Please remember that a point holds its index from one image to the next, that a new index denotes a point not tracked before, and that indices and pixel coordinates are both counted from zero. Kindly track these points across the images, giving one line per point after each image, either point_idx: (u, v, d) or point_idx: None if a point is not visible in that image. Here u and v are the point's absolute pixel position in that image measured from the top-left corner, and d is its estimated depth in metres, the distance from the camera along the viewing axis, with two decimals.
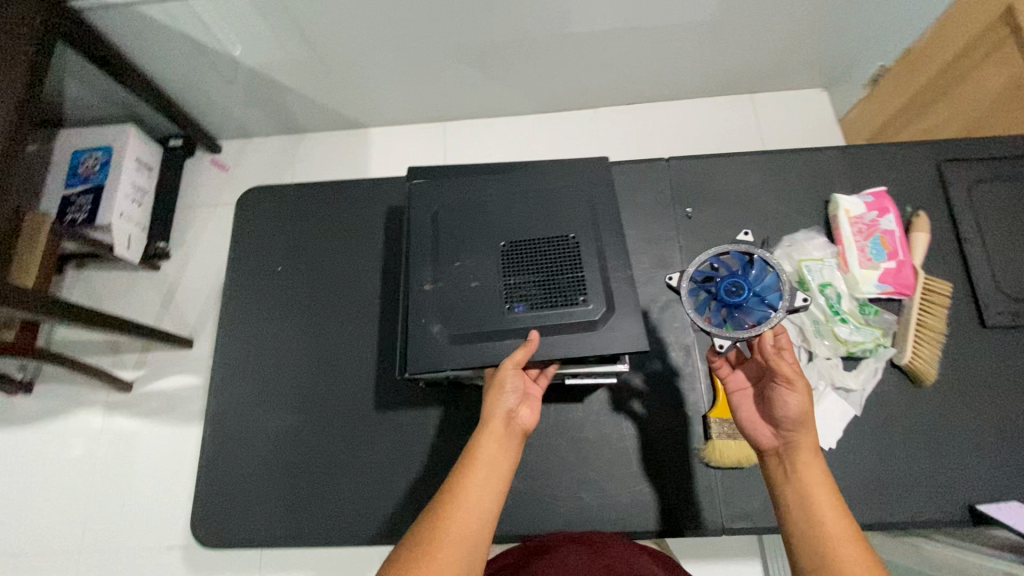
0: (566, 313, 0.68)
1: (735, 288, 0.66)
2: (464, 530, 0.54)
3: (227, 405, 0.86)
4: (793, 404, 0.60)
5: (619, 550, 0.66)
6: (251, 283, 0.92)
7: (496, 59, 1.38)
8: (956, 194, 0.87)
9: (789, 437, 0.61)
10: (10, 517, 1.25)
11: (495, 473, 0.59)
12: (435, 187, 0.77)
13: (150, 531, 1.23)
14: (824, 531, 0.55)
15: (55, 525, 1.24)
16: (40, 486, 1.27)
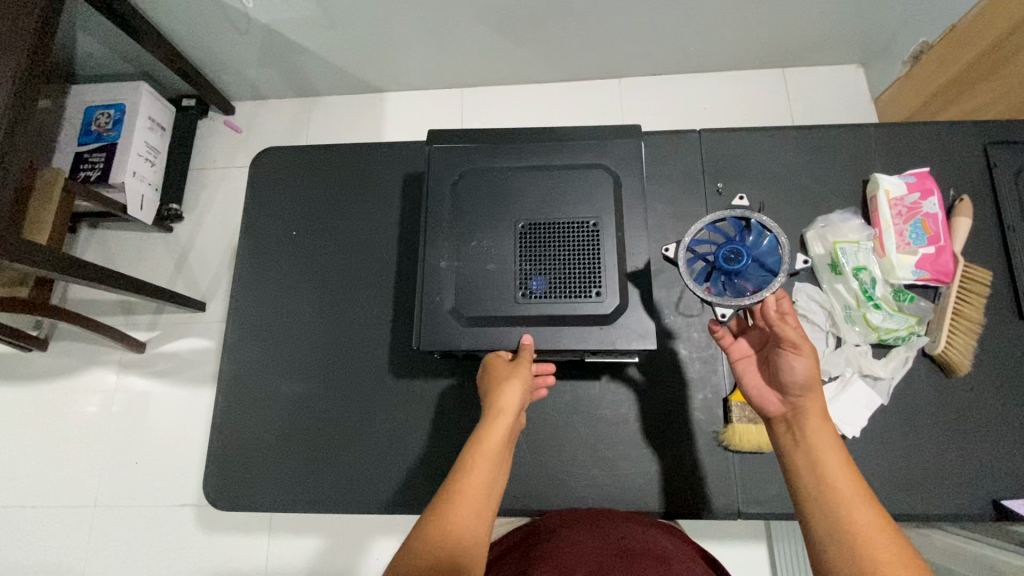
0: (578, 305, 0.67)
1: (734, 254, 0.64)
2: (472, 513, 0.53)
3: (239, 370, 0.86)
4: (800, 368, 0.56)
5: (630, 526, 0.65)
6: (264, 248, 0.90)
7: (520, 22, 1.32)
8: (1003, 179, 0.83)
9: (797, 402, 0.57)
10: (26, 470, 1.28)
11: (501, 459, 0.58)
12: (455, 153, 0.74)
13: (163, 490, 1.24)
14: (835, 497, 0.52)
15: (70, 479, 1.27)
16: (55, 441, 1.29)
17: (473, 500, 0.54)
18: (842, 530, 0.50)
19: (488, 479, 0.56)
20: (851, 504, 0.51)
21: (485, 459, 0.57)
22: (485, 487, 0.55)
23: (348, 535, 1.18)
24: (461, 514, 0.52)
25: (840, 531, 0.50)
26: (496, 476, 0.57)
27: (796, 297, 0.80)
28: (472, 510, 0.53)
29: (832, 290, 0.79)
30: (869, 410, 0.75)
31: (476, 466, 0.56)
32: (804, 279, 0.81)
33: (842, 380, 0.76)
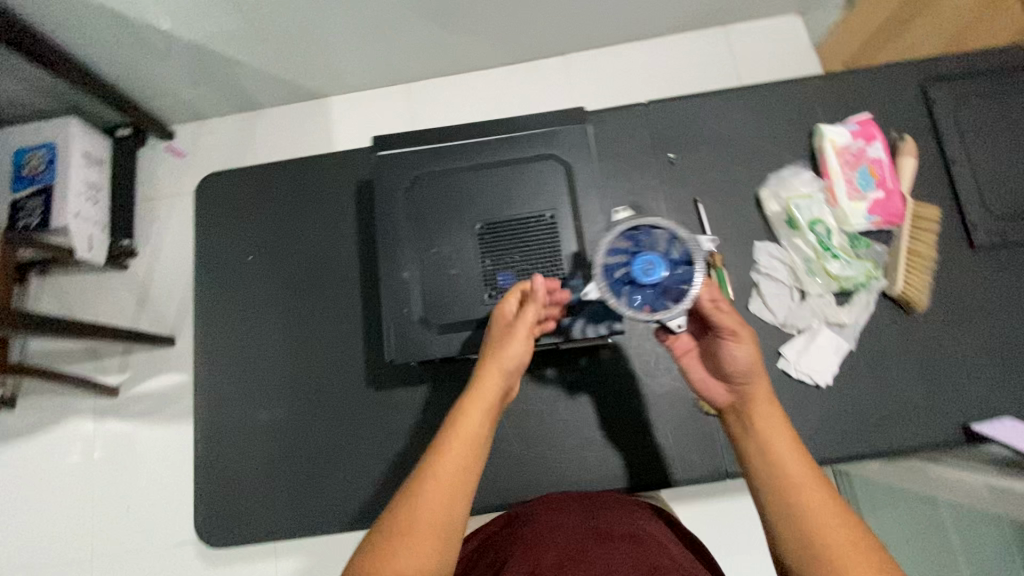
0: None
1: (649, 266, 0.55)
2: (450, 503, 0.47)
3: (215, 405, 0.84)
4: (739, 353, 0.52)
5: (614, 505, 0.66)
6: (224, 278, 0.88)
7: (457, 10, 1.29)
8: (942, 115, 0.85)
9: (743, 389, 0.52)
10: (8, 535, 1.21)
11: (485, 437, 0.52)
12: (403, 158, 0.72)
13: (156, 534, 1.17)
14: (793, 492, 0.45)
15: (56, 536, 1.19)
16: (30, 501, 1.20)
17: (448, 485, 0.48)
18: (795, 521, 0.45)
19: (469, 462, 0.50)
20: (803, 490, 0.46)
21: (465, 439, 0.51)
22: (464, 469, 0.49)
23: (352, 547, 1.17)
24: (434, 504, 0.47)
25: (795, 518, 0.45)
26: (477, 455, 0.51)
27: (758, 257, 0.82)
28: (448, 496, 0.47)
29: (791, 245, 0.81)
30: (837, 358, 0.78)
31: (453, 448, 0.50)
32: (763, 238, 0.83)
33: (809, 332, 0.79)
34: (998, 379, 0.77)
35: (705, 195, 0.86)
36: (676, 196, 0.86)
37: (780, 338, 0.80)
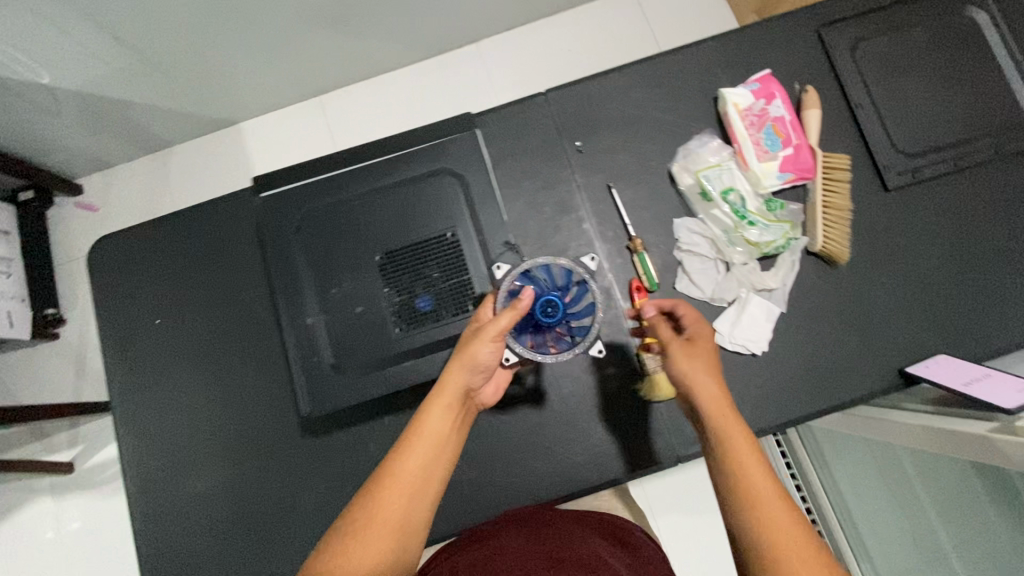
0: (459, 322, 0.64)
1: (550, 305, 0.60)
2: (404, 501, 0.51)
3: (149, 481, 0.79)
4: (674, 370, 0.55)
5: (560, 525, 0.67)
6: (133, 346, 0.83)
7: (350, 16, 1.23)
8: (840, 58, 0.83)
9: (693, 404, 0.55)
10: None
11: (444, 441, 0.56)
12: (289, 196, 0.68)
13: None
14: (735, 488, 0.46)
15: None
16: None
17: (402, 487, 0.52)
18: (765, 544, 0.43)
19: (425, 464, 0.54)
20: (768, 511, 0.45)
21: (424, 443, 0.55)
22: (418, 473, 0.53)
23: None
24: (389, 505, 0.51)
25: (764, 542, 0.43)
26: (436, 459, 0.54)
27: (679, 234, 0.80)
28: (402, 498, 0.51)
29: (709, 217, 0.79)
30: (768, 324, 0.77)
31: (410, 450, 0.54)
32: (682, 214, 0.81)
33: (739, 301, 0.78)
34: (925, 317, 0.78)
35: (618, 179, 0.83)
36: (589, 185, 0.84)
37: (712, 313, 0.79)
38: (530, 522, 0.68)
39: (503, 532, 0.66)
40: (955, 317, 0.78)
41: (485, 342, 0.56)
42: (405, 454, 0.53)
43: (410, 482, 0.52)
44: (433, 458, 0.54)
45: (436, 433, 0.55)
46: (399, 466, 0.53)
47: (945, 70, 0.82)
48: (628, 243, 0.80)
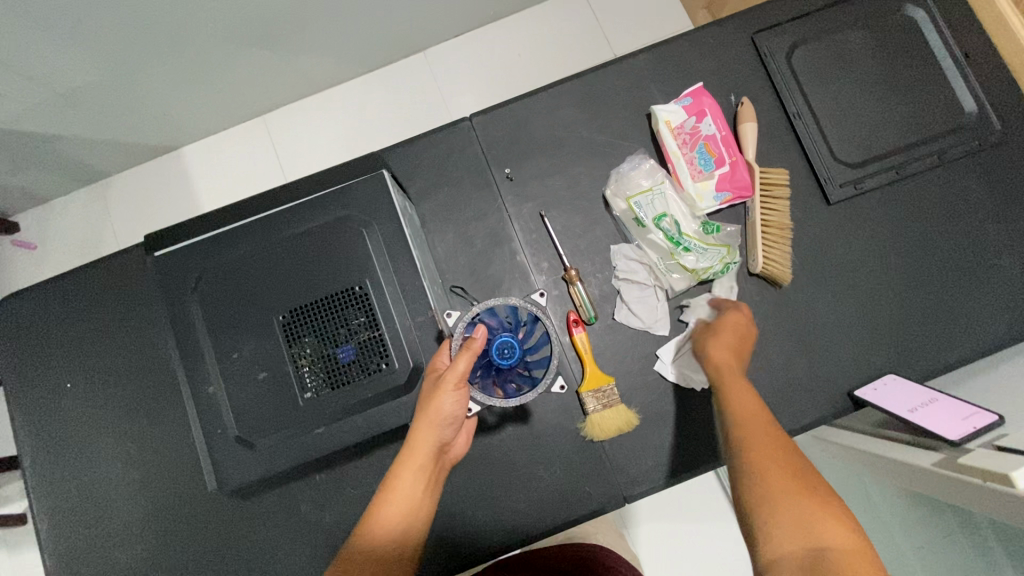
0: (373, 383, 0.60)
1: (504, 348, 0.64)
2: (382, 566, 0.56)
3: (65, 557, 0.74)
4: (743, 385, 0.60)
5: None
6: (39, 413, 0.77)
7: (268, 27, 1.18)
8: (776, 66, 0.80)
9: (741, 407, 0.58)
10: None
11: (418, 499, 0.59)
12: (184, 253, 0.63)
13: None
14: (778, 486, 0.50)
15: None
16: None
17: (378, 551, 0.56)
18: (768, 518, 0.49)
19: (399, 526, 0.57)
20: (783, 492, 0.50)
21: (397, 507, 0.58)
22: (393, 534, 0.57)
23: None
24: (367, 566, 0.55)
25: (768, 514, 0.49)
26: (410, 519, 0.58)
27: (615, 262, 0.76)
28: (380, 561, 0.56)
29: (645, 243, 0.75)
30: None
31: (385, 514, 0.57)
32: (618, 239, 0.77)
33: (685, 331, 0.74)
34: (873, 334, 0.75)
35: (551, 206, 0.79)
36: (520, 213, 0.79)
37: (654, 343, 0.75)
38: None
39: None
40: (903, 332, 0.75)
41: (445, 393, 0.57)
42: (381, 517, 0.57)
43: (385, 545, 0.57)
44: (407, 519, 0.58)
45: (408, 492, 0.58)
46: (375, 529, 0.57)
47: (884, 73, 0.79)
48: (563, 274, 0.76)
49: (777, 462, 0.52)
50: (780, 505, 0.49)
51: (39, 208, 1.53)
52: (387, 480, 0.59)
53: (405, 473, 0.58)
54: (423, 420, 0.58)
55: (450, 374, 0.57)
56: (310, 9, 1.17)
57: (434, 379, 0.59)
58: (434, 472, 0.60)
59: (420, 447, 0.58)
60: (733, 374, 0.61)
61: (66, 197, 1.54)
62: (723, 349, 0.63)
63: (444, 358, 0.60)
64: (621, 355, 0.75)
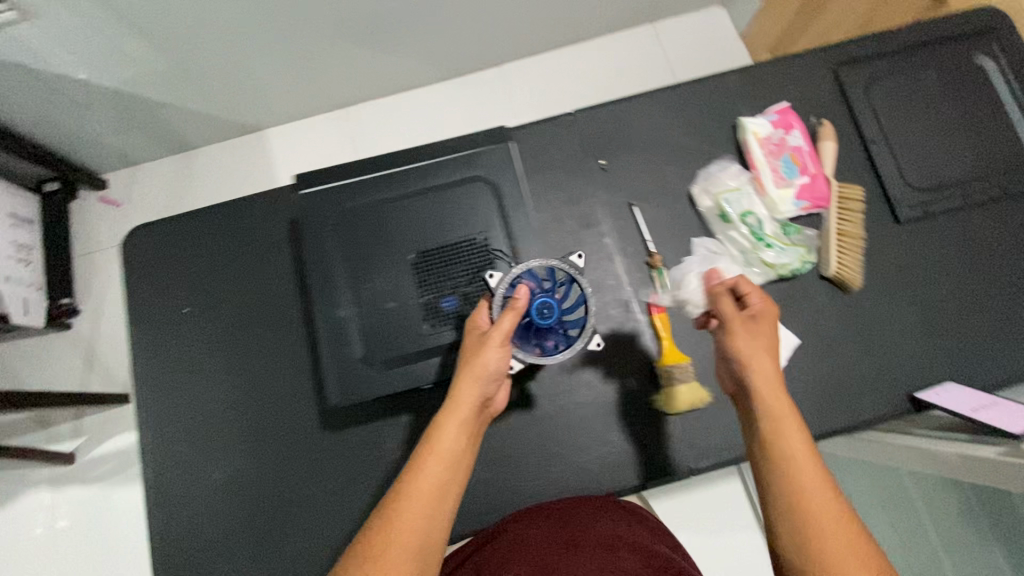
0: None
1: (544, 309, 0.64)
2: (421, 519, 0.53)
3: (165, 466, 0.81)
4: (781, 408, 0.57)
5: (573, 512, 0.71)
6: (158, 333, 0.85)
7: (375, 29, 1.30)
8: (855, 95, 0.88)
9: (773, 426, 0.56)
10: None
11: (459, 455, 0.58)
12: (330, 194, 0.71)
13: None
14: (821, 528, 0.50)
15: None
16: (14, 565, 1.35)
17: (422, 501, 0.54)
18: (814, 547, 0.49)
19: (442, 478, 0.56)
20: (832, 521, 0.50)
21: (440, 459, 0.57)
22: (437, 486, 0.55)
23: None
24: (408, 516, 0.53)
25: (813, 544, 0.49)
26: (452, 474, 0.57)
27: (695, 252, 0.82)
28: (423, 512, 0.54)
29: (727, 238, 0.82)
30: (786, 343, 0.80)
31: (429, 464, 0.56)
32: (699, 233, 0.84)
33: None
34: (931, 345, 0.80)
35: (640, 198, 0.86)
36: (611, 201, 0.86)
37: None
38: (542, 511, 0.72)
39: (514, 526, 0.70)
40: (960, 345, 0.80)
41: (492, 348, 0.60)
42: (424, 468, 0.56)
43: (429, 495, 0.55)
44: (451, 472, 0.57)
45: (450, 447, 0.58)
46: (420, 479, 0.55)
47: (953, 112, 0.87)
48: (647, 259, 0.83)
49: (818, 481, 0.52)
50: (823, 533, 0.49)
51: (127, 170, 1.62)
52: (428, 434, 0.59)
53: (449, 425, 0.59)
54: (467, 373, 0.61)
55: (495, 331, 0.60)
56: (415, 16, 1.30)
57: (476, 338, 0.63)
58: (474, 432, 0.61)
59: (465, 401, 0.60)
60: (775, 383, 0.59)
61: (153, 163, 1.62)
62: (766, 354, 0.60)
63: (483, 317, 0.64)
64: (695, 339, 0.81)
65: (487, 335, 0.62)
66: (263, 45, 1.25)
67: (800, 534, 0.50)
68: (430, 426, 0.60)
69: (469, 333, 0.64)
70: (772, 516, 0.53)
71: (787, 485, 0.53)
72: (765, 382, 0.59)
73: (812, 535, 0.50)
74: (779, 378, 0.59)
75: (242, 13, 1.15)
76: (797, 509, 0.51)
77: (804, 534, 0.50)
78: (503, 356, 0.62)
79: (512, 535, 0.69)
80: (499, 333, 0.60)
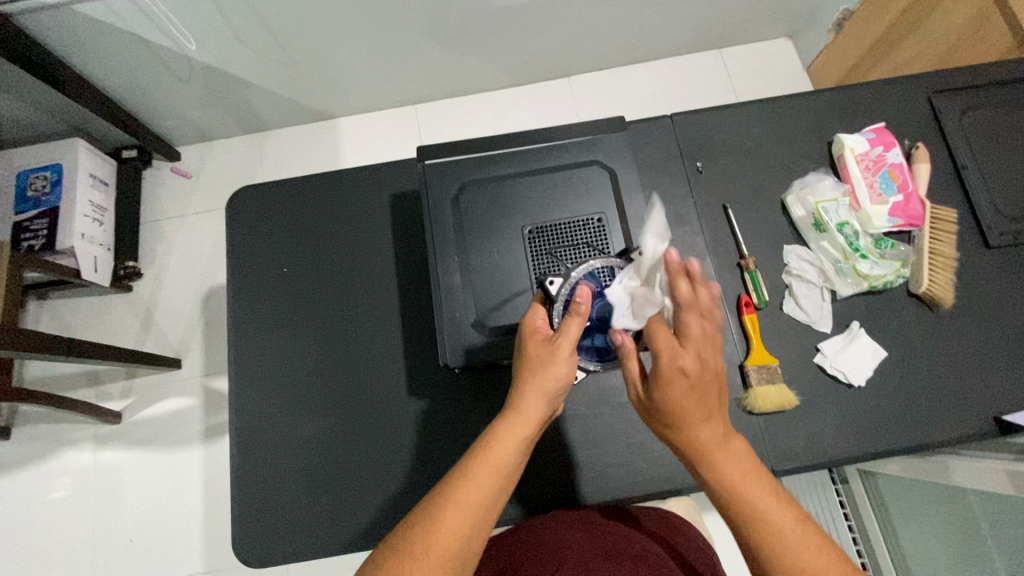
0: None
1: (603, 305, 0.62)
2: (462, 529, 0.51)
3: (251, 419, 0.82)
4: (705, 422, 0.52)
5: (619, 525, 0.72)
6: (255, 290, 0.87)
7: (464, 30, 1.35)
8: (949, 123, 0.89)
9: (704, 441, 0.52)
10: (26, 551, 1.33)
11: (511, 469, 0.55)
12: (451, 166, 0.74)
13: (170, 545, 1.33)
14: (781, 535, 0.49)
15: (70, 557, 1.32)
16: (49, 520, 1.35)
17: (463, 513, 0.52)
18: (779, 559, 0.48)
19: (488, 491, 0.53)
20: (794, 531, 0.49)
21: (488, 470, 0.54)
22: (482, 499, 0.53)
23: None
24: (450, 527, 0.51)
25: (782, 556, 0.48)
26: (500, 487, 0.54)
27: (787, 259, 0.84)
28: (461, 525, 0.51)
29: (820, 248, 0.84)
30: (873, 354, 0.80)
31: (477, 474, 0.54)
32: (792, 242, 0.86)
33: (849, 334, 0.81)
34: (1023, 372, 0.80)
35: (733, 202, 0.88)
36: (704, 203, 0.88)
37: (814, 337, 0.82)
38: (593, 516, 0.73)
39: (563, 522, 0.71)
40: None
41: (560, 358, 0.56)
42: (471, 478, 0.54)
43: (474, 506, 0.52)
44: (498, 485, 0.54)
45: (501, 459, 0.55)
46: (464, 489, 0.53)
47: None
48: (739, 261, 0.84)
49: (768, 494, 0.51)
50: (792, 545, 0.48)
51: (202, 144, 1.64)
52: (480, 443, 0.56)
53: (505, 437, 0.56)
54: (530, 385, 0.57)
55: (564, 339, 0.57)
56: (504, 21, 1.34)
57: (540, 345, 0.59)
58: (529, 445, 0.57)
59: (525, 414, 0.56)
60: (713, 389, 0.52)
61: (228, 139, 1.64)
62: (694, 361, 0.51)
63: (542, 320, 0.61)
64: (782, 343, 0.82)
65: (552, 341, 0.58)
66: (356, 38, 1.30)
67: (767, 548, 0.49)
68: (483, 434, 0.57)
69: (529, 338, 0.60)
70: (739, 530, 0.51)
71: (740, 504, 0.50)
72: (693, 394, 0.51)
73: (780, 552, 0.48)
74: (710, 385, 0.52)
75: (343, 6, 1.20)
76: (756, 523, 0.50)
77: (775, 548, 0.49)
78: (569, 366, 0.58)
79: (557, 528, 0.69)
80: (566, 342, 0.56)
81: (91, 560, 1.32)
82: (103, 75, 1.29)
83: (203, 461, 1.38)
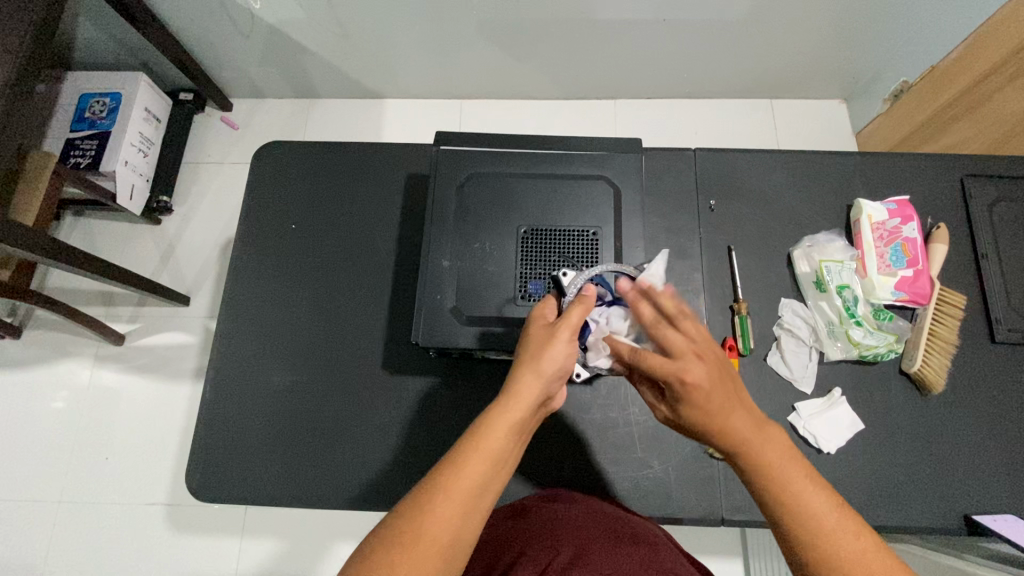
0: None
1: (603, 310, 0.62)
2: (453, 522, 0.49)
3: (229, 359, 0.85)
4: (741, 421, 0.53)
5: (615, 509, 0.71)
6: (264, 240, 0.91)
7: (522, 37, 1.38)
8: (976, 209, 0.87)
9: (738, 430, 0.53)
10: (8, 448, 1.39)
11: (504, 457, 0.53)
12: (463, 157, 0.76)
13: (139, 473, 1.37)
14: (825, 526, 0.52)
15: (46, 462, 1.38)
16: (35, 423, 1.41)
17: (457, 503, 0.49)
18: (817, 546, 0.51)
19: (481, 479, 0.51)
20: (831, 518, 0.52)
21: (483, 459, 0.51)
22: (471, 489, 0.50)
23: (299, 537, 1.32)
24: (440, 518, 0.48)
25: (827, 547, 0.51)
26: (492, 475, 0.52)
27: (782, 312, 0.83)
28: (454, 517, 0.49)
29: (816, 307, 0.82)
30: (851, 425, 0.78)
31: (470, 462, 0.51)
32: (790, 296, 0.85)
33: (829, 399, 0.79)
34: (1001, 472, 0.77)
35: (740, 245, 0.88)
36: (710, 241, 0.88)
37: (793, 396, 0.80)
38: (584, 499, 0.72)
39: (555, 503, 0.71)
40: None
41: (561, 339, 0.55)
42: (466, 464, 0.51)
43: (465, 496, 0.50)
44: (490, 475, 0.52)
45: (496, 446, 0.52)
46: (456, 477, 0.50)
47: None
48: (732, 303, 0.84)
49: (796, 472, 0.53)
50: (829, 528, 0.51)
51: (254, 99, 1.70)
52: (474, 427, 0.53)
53: (499, 422, 0.53)
54: (529, 365, 0.55)
55: (563, 321, 0.56)
56: (559, 34, 1.36)
57: (545, 329, 0.58)
58: (523, 431, 0.55)
59: (524, 399, 0.54)
60: (728, 378, 0.53)
61: (279, 99, 1.70)
62: (702, 364, 0.52)
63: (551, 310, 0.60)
64: (759, 393, 0.80)
65: (551, 323, 0.58)
66: (413, 26, 1.34)
67: (807, 539, 0.52)
68: (477, 418, 0.54)
69: (532, 324, 0.59)
70: (772, 516, 0.54)
71: (781, 492, 0.53)
72: (718, 388, 0.52)
73: (823, 535, 0.51)
74: (723, 382, 0.52)
75: None
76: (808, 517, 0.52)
77: (809, 532, 0.52)
78: (569, 349, 0.56)
79: (549, 511, 0.69)
80: (568, 324, 0.56)
81: (65, 469, 1.38)
82: (174, 17, 1.36)
83: (188, 400, 1.42)
